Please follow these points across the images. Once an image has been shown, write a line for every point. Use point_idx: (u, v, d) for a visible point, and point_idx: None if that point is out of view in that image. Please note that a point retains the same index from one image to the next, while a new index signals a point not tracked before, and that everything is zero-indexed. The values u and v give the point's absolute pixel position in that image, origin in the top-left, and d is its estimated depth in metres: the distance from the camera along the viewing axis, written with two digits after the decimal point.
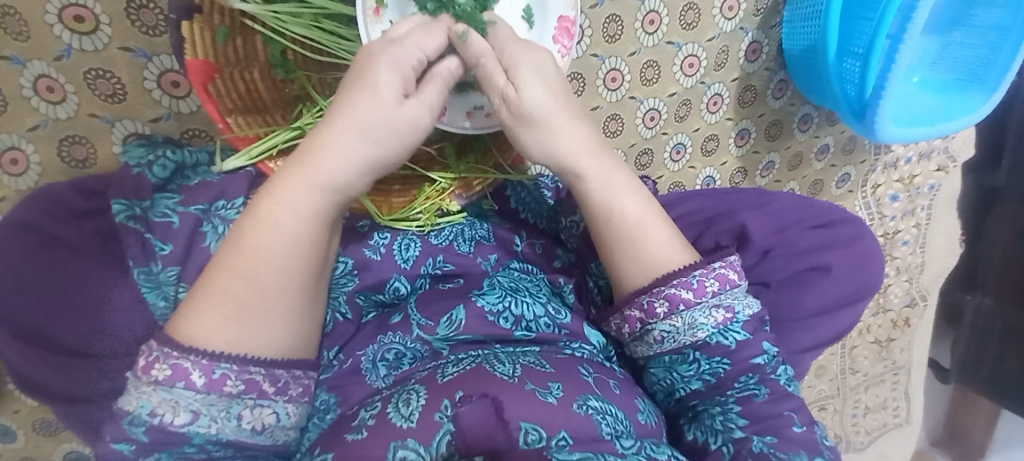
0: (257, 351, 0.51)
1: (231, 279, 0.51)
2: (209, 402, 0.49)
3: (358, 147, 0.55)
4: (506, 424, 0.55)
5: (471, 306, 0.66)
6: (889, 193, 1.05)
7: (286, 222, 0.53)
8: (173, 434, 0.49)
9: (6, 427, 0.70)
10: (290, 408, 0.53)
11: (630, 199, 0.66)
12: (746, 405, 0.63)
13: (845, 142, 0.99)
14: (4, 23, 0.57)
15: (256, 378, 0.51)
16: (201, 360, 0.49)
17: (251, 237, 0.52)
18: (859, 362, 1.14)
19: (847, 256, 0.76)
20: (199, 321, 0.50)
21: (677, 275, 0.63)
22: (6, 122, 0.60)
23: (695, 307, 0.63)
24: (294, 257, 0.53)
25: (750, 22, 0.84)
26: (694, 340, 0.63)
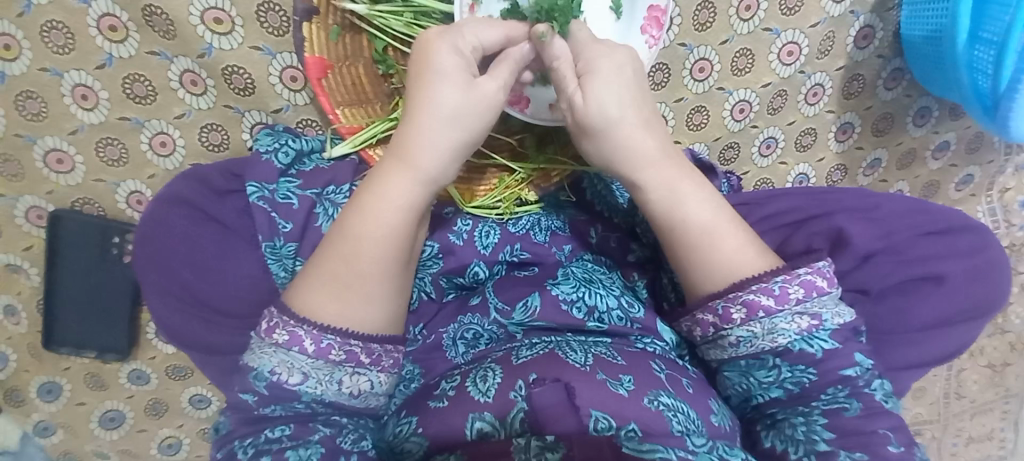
0: (357, 326, 0.57)
1: (336, 260, 0.57)
2: (317, 367, 0.55)
3: (440, 133, 0.58)
4: (577, 410, 0.56)
5: (546, 294, 0.68)
6: (1018, 199, 0.91)
7: (381, 208, 0.58)
8: (286, 392, 0.56)
9: (142, 371, 0.84)
10: (383, 377, 0.58)
11: (707, 198, 0.64)
12: (833, 418, 0.60)
13: (970, 139, 0.88)
14: (154, 22, 0.66)
15: (355, 350, 0.56)
16: (312, 330, 0.55)
17: (359, 222, 0.58)
18: (965, 386, 1.03)
19: (966, 266, 0.69)
20: (310, 297, 0.57)
21: (758, 281, 0.61)
22: (156, 110, 0.70)
23: (776, 314, 0.60)
24: (387, 241, 0.58)
25: (862, 4, 0.77)
26: (773, 346, 0.61)
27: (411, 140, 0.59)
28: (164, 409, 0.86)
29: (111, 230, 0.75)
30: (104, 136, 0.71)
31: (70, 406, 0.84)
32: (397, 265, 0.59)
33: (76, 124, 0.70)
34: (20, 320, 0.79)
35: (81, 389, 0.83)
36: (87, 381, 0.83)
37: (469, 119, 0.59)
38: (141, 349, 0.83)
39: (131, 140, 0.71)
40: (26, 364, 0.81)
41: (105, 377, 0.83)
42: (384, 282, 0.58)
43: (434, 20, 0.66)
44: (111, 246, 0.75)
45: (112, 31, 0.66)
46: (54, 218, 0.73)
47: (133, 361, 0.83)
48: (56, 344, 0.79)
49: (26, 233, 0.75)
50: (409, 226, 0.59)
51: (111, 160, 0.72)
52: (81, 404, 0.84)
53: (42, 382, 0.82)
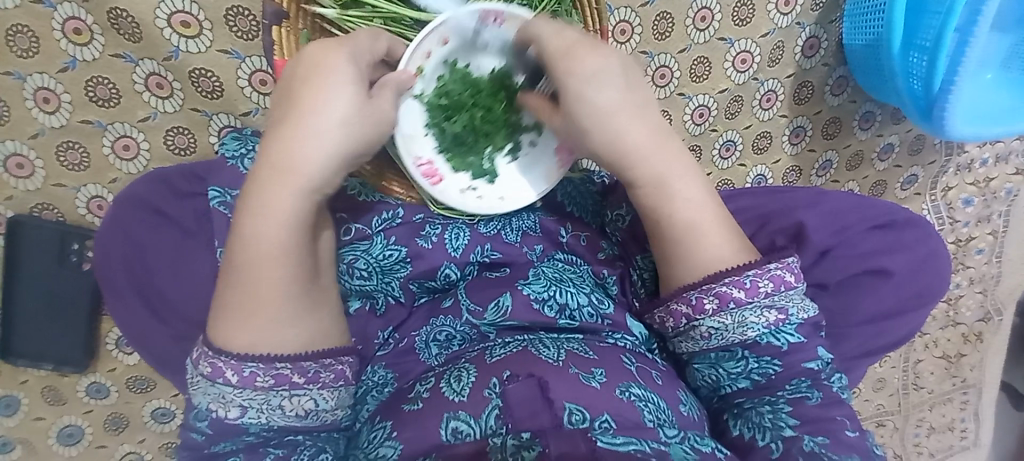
0: (276, 350, 0.55)
1: (236, 289, 0.55)
2: (249, 396, 0.54)
3: (323, 138, 0.56)
4: (551, 404, 0.56)
5: (517, 293, 0.68)
6: (962, 196, 0.98)
7: (269, 229, 0.55)
8: (229, 426, 0.55)
9: (102, 384, 0.81)
10: (326, 394, 0.57)
11: (692, 191, 0.65)
12: (796, 407, 0.62)
13: (912, 142, 0.94)
14: (120, 26, 0.66)
15: (284, 372, 0.55)
16: (231, 360, 0.53)
17: (256, 242, 0.55)
18: (923, 377, 1.08)
19: (911, 257, 0.73)
20: (225, 328, 0.55)
21: (731, 274, 0.62)
22: (121, 113, 0.69)
23: (745, 306, 0.61)
24: (284, 258, 0.55)
25: (808, 16, 0.82)
26: (743, 339, 0.62)
27: (288, 151, 0.55)
28: (125, 424, 0.83)
29: (73, 236, 0.73)
30: (65, 139, 0.70)
31: (27, 421, 0.80)
32: (304, 283, 0.56)
33: (38, 128, 0.69)
34: None
35: (38, 403, 0.80)
36: (44, 394, 0.79)
37: (359, 132, 0.57)
38: (101, 360, 0.80)
39: (94, 144, 0.70)
40: None
41: (63, 391, 0.80)
42: (293, 301, 0.56)
43: (403, 27, 0.69)
44: (70, 252, 0.73)
45: (77, 34, 0.66)
46: (14, 225, 0.71)
47: (93, 374, 0.80)
48: (12, 355, 0.76)
49: None
50: (300, 244, 0.57)
51: (71, 164, 0.71)
52: (40, 418, 0.80)
53: None
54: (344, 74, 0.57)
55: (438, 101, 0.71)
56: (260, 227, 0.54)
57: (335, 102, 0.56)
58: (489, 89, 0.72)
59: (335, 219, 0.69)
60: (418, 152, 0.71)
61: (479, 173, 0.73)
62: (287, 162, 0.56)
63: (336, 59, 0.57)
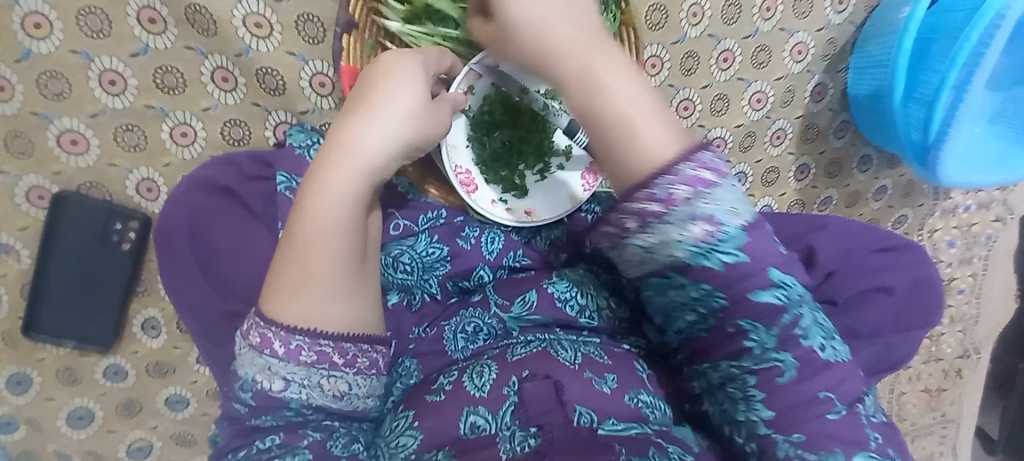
0: (324, 325, 0.53)
1: (288, 262, 0.54)
2: (291, 369, 0.52)
3: (383, 127, 0.58)
4: (564, 405, 0.60)
5: (543, 291, 0.73)
6: (946, 239, 1.07)
7: (323, 207, 0.55)
8: (272, 400, 0.53)
9: (121, 366, 0.80)
10: (361, 380, 0.55)
11: (626, 86, 0.50)
12: (772, 394, 0.49)
13: (903, 186, 1.02)
14: (197, 21, 0.70)
15: (326, 351, 0.53)
16: (280, 331, 0.51)
17: (311, 218, 0.54)
18: (906, 409, 1.14)
19: (909, 278, 0.79)
20: (273, 299, 0.53)
21: (666, 171, 0.45)
22: (183, 101, 0.73)
23: (666, 220, 0.45)
24: (338, 236, 0.55)
25: (817, 65, 0.91)
26: (670, 262, 0.46)
27: (351, 134, 0.57)
28: (137, 409, 0.82)
29: (116, 216, 0.74)
30: (124, 122, 0.72)
31: (38, 401, 0.79)
32: (353, 260, 0.56)
33: (98, 108, 0.70)
34: None
35: (53, 382, 0.79)
36: (59, 375, 0.79)
37: (415, 123, 0.60)
38: (124, 342, 0.80)
39: (152, 129, 0.72)
40: None
41: (80, 371, 0.79)
42: (343, 278, 0.55)
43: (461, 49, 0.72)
44: (112, 231, 0.74)
45: (152, 23, 0.69)
46: (59, 201, 0.72)
47: (113, 355, 0.80)
48: (33, 332, 0.75)
49: (23, 212, 0.72)
50: (357, 221, 0.57)
51: (127, 146, 0.73)
52: (51, 399, 0.79)
53: (10, 371, 0.77)
54: (411, 74, 0.61)
55: (481, 116, 0.75)
56: (318, 203, 0.55)
57: (398, 94, 0.60)
58: (530, 112, 0.76)
59: (386, 212, 0.74)
60: (456, 161, 0.75)
61: (509, 188, 0.78)
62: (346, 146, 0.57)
63: (407, 64, 0.62)
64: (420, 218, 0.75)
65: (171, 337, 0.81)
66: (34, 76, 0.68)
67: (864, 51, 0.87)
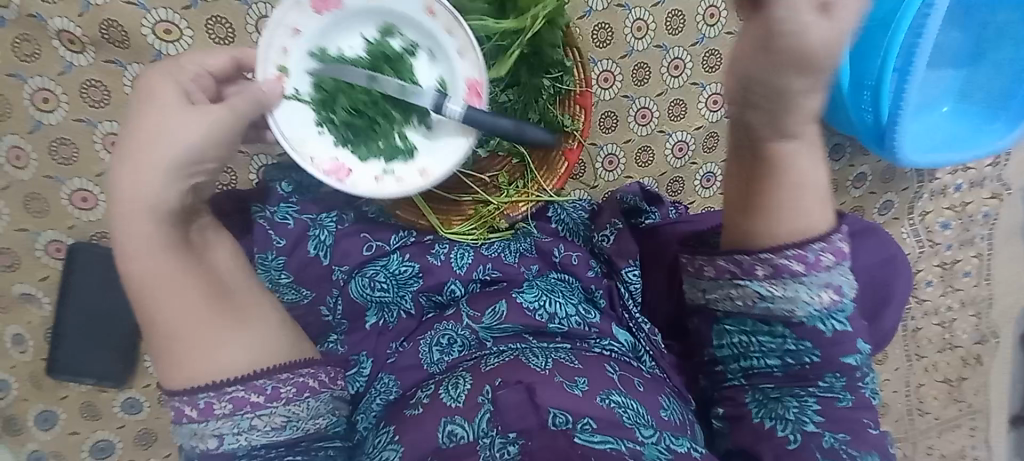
0: (219, 370, 0.52)
1: (161, 332, 0.52)
2: (218, 423, 0.51)
3: (165, 155, 0.51)
4: (537, 408, 0.61)
5: (512, 301, 0.76)
6: (939, 220, 1.04)
7: (147, 266, 0.51)
8: (216, 458, 0.52)
9: (137, 399, 0.87)
10: (292, 408, 0.53)
11: (809, 167, 0.54)
12: (826, 405, 0.57)
13: (882, 171, 1.02)
14: None
15: (239, 394, 0.51)
16: (184, 397, 0.51)
17: (144, 282, 0.51)
18: (927, 402, 1.08)
19: (872, 259, 0.73)
20: (170, 369, 0.52)
21: (820, 239, 0.54)
22: None
23: (801, 280, 0.54)
24: (182, 281, 0.52)
25: None
26: (788, 315, 0.55)
27: (128, 178, 0.51)
28: (152, 439, 0.88)
29: None
30: None
31: (63, 435, 0.85)
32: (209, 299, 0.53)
33: (103, 167, 0.80)
34: (23, 349, 0.82)
35: (75, 418, 0.85)
36: (80, 410, 0.85)
37: (191, 137, 0.53)
38: (138, 377, 0.87)
39: None
40: (23, 394, 0.83)
41: (99, 406, 0.86)
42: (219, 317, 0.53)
43: None
44: (121, 275, 0.82)
45: None
46: (73, 251, 0.80)
47: (129, 389, 0.87)
48: (55, 372, 0.83)
49: (43, 264, 0.81)
50: (185, 269, 0.52)
51: None
52: (74, 433, 0.85)
53: (38, 410, 0.84)
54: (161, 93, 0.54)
55: (316, 98, 0.70)
56: (144, 265, 0.51)
57: (156, 117, 0.52)
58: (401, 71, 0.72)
59: (359, 235, 0.79)
60: (320, 151, 0.71)
61: (393, 155, 0.73)
62: (136, 195, 0.50)
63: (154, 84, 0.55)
64: (391, 237, 0.80)
65: None
66: (47, 143, 0.78)
67: None
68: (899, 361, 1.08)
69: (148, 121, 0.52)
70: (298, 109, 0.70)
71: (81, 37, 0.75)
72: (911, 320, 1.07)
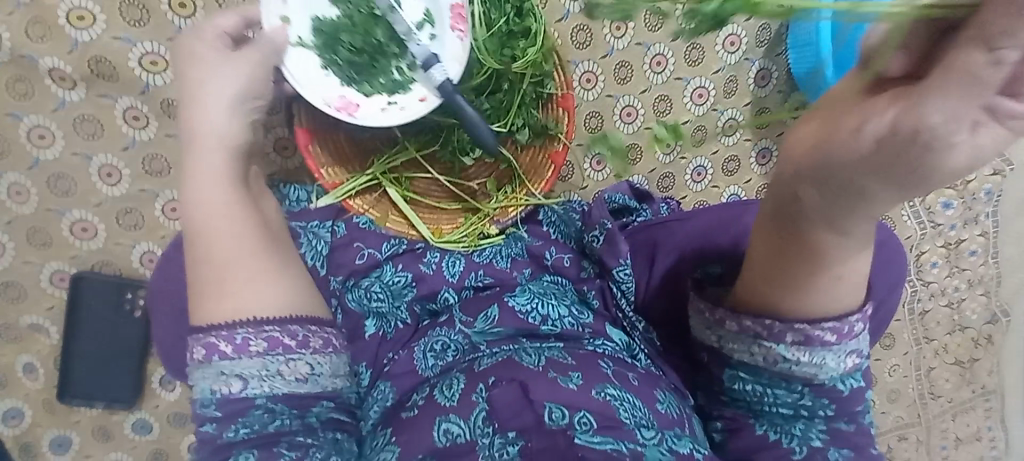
0: (259, 312, 0.56)
1: (202, 265, 0.57)
2: (247, 364, 0.54)
3: (221, 105, 0.61)
4: (532, 403, 0.62)
5: (504, 305, 0.77)
6: (940, 200, 1.02)
7: (206, 202, 0.59)
8: (239, 401, 0.54)
9: (147, 420, 0.89)
10: (319, 358, 0.57)
11: (858, 267, 0.50)
12: (833, 430, 0.59)
13: None
14: (171, 112, 0.81)
15: (275, 335, 0.55)
16: (223, 331, 0.54)
17: (201, 221, 0.58)
18: (938, 385, 1.06)
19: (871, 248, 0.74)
20: (207, 304, 0.56)
21: (852, 315, 0.53)
22: (170, 180, 0.84)
23: (830, 349, 0.54)
24: (237, 219, 0.59)
25: (754, 52, 0.93)
26: (809, 376, 0.56)
27: (195, 121, 0.61)
28: (164, 459, 0.90)
29: (127, 287, 0.85)
30: (125, 206, 0.83)
31: (78, 458, 0.88)
32: (260, 238, 0.59)
33: (102, 197, 0.83)
34: (36, 376, 0.86)
35: (90, 440, 0.88)
36: (93, 433, 0.88)
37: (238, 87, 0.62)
38: (147, 398, 0.89)
39: (149, 209, 0.84)
40: (38, 419, 0.86)
41: (112, 428, 0.89)
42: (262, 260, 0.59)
43: None
44: (125, 301, 0.85)
45: (136, 119, 0.81)
46: (77, 279, 0.83)
47: (139, 411, 0.89)
48: (67, 396, 0.86)
49: (49, 294, 0.84)
50: (244, 203, 0.61)
51: (129, 226, 0.84)
52: (90, 455, 0.88)
53: (53, 435, 0.87)
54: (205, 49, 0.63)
55: (319, 41, 0.78)
56: (201, 194, 0.59)
57: (218, 77, 0.62)
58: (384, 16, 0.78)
59: (353, 245, 0.82)
60: (322, 90, 0.78)
61: (393, 88, 0.79)
62: (201, 139, 0.60)
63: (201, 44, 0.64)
64: (383, 248, 0.82)
65: (185, 390, 0.89)
66: (47, 178, 0.81)
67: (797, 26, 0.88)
68: (908, 345, 1.06)
69: (199, 74, 0.62)
70: (302, 53, 0.77)
71: (71, 74, 0.78)
72: (918, 303, 1.05)
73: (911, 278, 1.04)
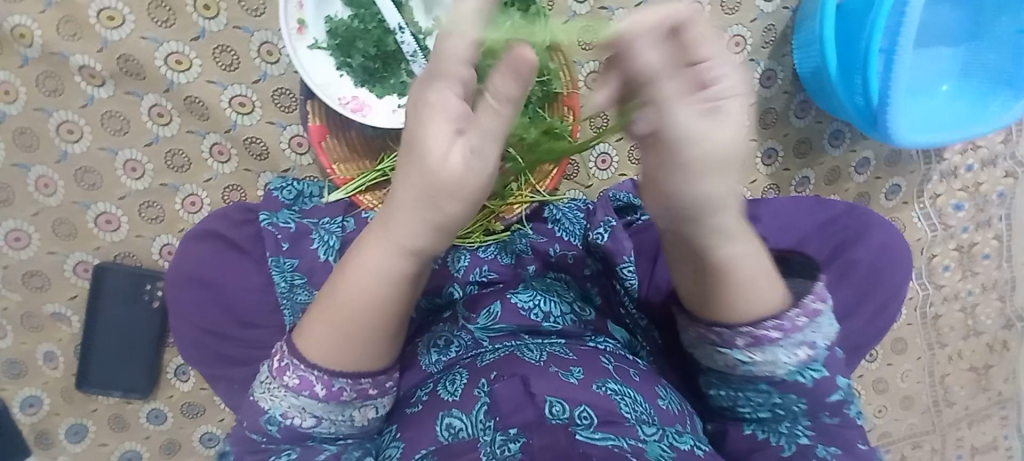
0: (356, 368, 0.60)
1: (329, 319, 0.59)
2: (327, 407, 0.60)
3: (443, 187, 0.51)
4: (533, 397, 0.62)
5: (507, 301, 0.77)
6: (951, 202, 1.01)
7: (360, 279, 0.58)
8: (303, 431, 0.61)
9: (161, 410, 0.91)
10: (386, 402, 0.63)
11: (755, 263, 0.57)
12: (816, 423, 0.63)
13: (887, 155, 1.00)
14: (193, 109, 0.85)
15: (364, 388, 0.61)
16: (321, 375, 0.59)
17: (351, 278, 0.58)
18: (952, 392, 1.05)
19: (873, 252, 0.77)
20: (316, 342, 0.59)
21: (794, 308, 0.58)
22: (190, 175, 0.87)
23: (779, 343, 0.58)
24: (376, 297, 0.58)
25: (760, 53, 0.93)
26: (771, 375, 0.59)
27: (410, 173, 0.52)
28: (176, 449, 0.92)
29: (146, 278, 0.87)
30: (147, 199, 0.86)
31: (94, 446, 0.91)
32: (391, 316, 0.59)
33: (125, 191, 0.86)
34: (55, 364, 0.88)
35: (105, 429, 0.91)
36: (110, 421, 0.91)
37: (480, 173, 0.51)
38: (161, 388, 0.91)
39: (169, 203, 0.87)
40: (56, 407, 0.89)
41: (127, 417, 0.91)
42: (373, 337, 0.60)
43: None
44: (144, 292, 0.88)
45: (160, 117, 0.84)
46: (100, 270, 0.87)
47: (154, 400, 0.91)
48: (85, 385, 0.89)
49: (72, 284, 0.87)
50: (396, 288, 0.58)
51: (150, 219, 0.87)
52: (105, 443, 0.91)
53: (70, 423, 0.90)
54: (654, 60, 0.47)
55: (333, 44, 0.80)
56: (365, 262, 0.57)
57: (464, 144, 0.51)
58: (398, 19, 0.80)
59: None
60: (338, 92, 0.81)
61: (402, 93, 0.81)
62: (386, 210, 0.56)
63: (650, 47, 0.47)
64: None
65: (197, 381, 0.91)
66: (73, 171, 0.84)
67: (803, 28, 0.89)
68: (921, 350, 1.04)
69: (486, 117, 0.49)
70: (316, 55, 0.80)
71: (99, 72, 0.82)
72: (931, 307, 1.03)
73: (923, 281, 1.03)
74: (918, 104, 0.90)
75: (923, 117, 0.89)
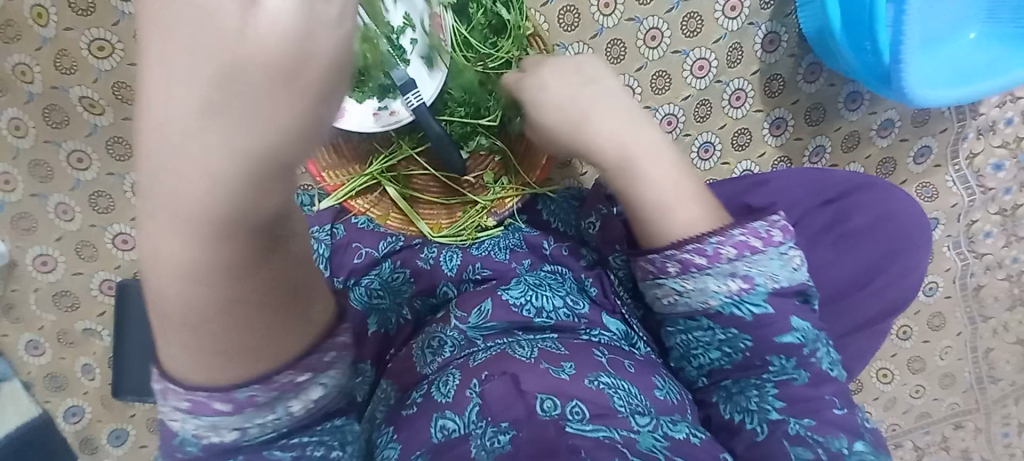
0: (251, 376, 0.39)
1: (174, 329, 0.36)
2: (247, 416, 0.41)
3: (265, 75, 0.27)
4: (523, 394, 0.59)
5: (496, 298, 0.74)
6: (991, 162, 0.92)
7: (162, 256, 0.32)
8: (231, 447, 0.43)
9: None
10: (338, 378, 0.44)
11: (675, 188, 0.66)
12: (782, 389, 0.62)
13: (914, 114, 0.91)
14: None
15: (288, 379, 0.41)
16: (213, 390, 0.39)
17: (156, 261, 0.33)
18: (998, 368, 0.97)
19: (870, 217, 0.76)
20: (178, 359, 0.38)
21: (716, 234, 0.62)
22: None
23: (707, 272, 0.61)
24: (218, 289, 0.34)
25: (759, 15, 0.86)
26: (705, 308, 0.62)
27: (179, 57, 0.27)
28: None
29: None
30: None
31: (135, 448, 0.98)
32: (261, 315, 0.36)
33: (136, 212, 0.91)
34: (93, 375, 0.96)
35: (143, 432, 0.98)
36: (148, 425, 0.98)
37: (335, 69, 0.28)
38: None
39: None
40: (97, 415, 0.96)
41: (162, 421, 0.98)
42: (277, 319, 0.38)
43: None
44: None
45: None
46: (123, 287, 0.92)
47: None
48: (121, 393, 0.96)
49: (100, 301, 0.94)
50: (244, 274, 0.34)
51: None
52: (144, 445, 0.98)
53: (111, 428, 0.97)
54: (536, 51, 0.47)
55: None
56: (164, 233, 0.31)
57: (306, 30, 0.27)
58: None
59: (351, 245, 0.82)
60: None
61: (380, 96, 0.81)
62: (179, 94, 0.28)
63: None
64: (381, 247, 0.83)
65: None
66: (87, 197, 0.90)
67: None
68: (962, 325, 0.96)
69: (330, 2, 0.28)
70: None
71: (99, 101, 0.86)
72: (972, 277, 0.95)
73: (962, 250, 0.94)
74: (933, 56, 0.86)
75: (939, 71, 0.85)
